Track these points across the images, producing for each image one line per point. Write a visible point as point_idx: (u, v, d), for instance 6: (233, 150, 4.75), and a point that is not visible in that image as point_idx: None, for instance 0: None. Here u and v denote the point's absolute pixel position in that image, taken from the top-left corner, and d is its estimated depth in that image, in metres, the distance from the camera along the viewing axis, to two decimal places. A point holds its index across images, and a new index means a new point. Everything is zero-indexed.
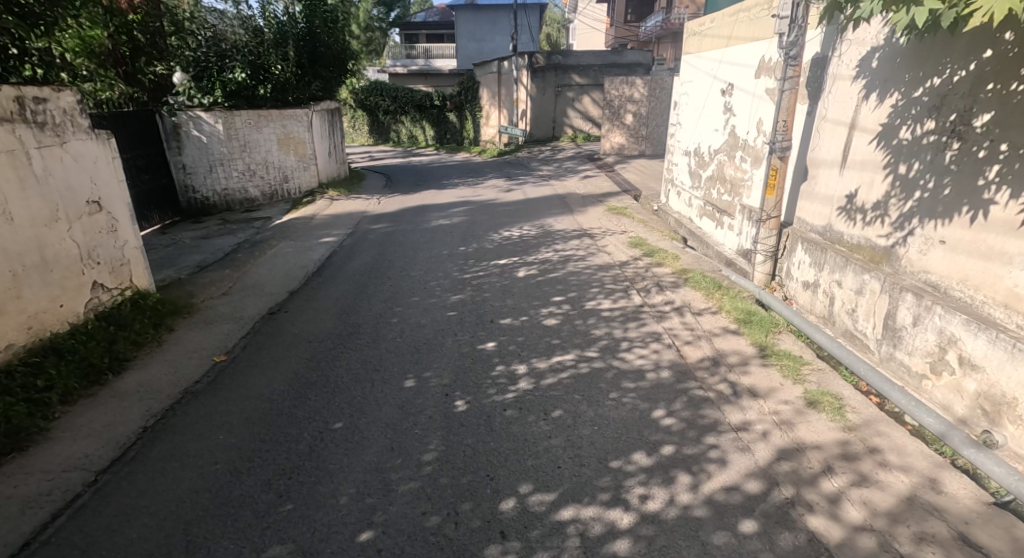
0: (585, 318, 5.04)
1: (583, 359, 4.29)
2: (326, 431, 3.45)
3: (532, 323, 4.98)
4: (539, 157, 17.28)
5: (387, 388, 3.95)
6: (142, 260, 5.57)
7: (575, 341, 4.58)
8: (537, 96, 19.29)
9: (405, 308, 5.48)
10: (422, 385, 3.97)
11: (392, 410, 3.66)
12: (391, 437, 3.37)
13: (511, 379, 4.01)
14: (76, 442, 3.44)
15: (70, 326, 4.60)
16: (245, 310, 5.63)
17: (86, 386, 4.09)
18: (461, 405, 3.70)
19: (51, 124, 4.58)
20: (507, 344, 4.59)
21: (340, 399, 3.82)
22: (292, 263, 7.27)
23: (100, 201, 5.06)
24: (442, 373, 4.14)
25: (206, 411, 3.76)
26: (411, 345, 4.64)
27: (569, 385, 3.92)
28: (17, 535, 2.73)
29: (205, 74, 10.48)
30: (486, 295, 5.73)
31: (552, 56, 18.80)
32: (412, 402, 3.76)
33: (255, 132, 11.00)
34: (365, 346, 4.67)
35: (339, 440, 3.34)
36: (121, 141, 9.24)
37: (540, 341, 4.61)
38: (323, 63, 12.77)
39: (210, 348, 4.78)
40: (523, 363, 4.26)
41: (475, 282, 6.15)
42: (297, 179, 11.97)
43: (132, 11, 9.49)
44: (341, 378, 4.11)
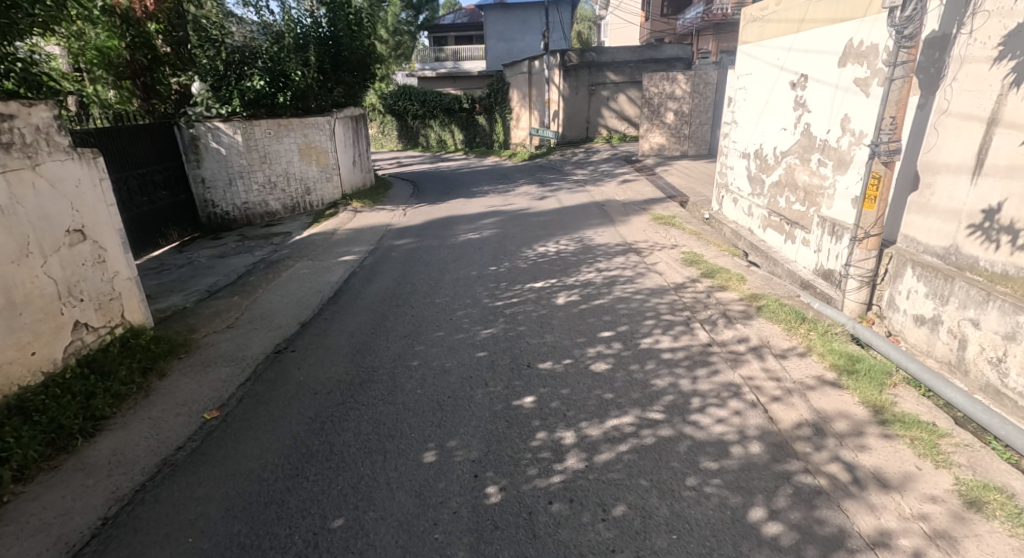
0: (642, 361, 4.17)
1: (645, 424, 3.43)
2: (322, 532, 2.82)
3: (579, 369, 4.12)
4: (572, 160, 16.41)
5: (402, 465, 3.24)
6: (136, 291, 5.03)
7: (633, 397, 3.71)
8: (569, 96, 18.43)
9: (427, 347, 4.70)
10: (445, 461, 3.23)
11: (406, 500, 2.97)
12: (402, 545, 2.71)
13: (556, 453, 3.23)
14: (20, 542, 2.90)
15: (44, 378, 4.06)
16: (248, 349, 4.95)
17: (50, 455, 3.52)
18: (493, 494, 2.96)
19: (20, 143, 4.04)
20: (549, 400, 3.75)
21: (342, 481, 3.16)
22: (307, 287, 6.60)
23: (83, 229, 4.52)
24: (471, 443, 3.37)
25: (181, 496, 3.17)
26: (433, 399, 3.87)
27: (632, 464, 3.09)
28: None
29: (223, 84, 9.85)
30: (521, 328, 4.91)
31: (585, 54, 17.90)
32: (432, 488, 3.04)
33: (275, 142, 10.44)
34: (379, 398, 3.95)
35: (336, 550, 2.72)
36: (141, 155, 8.80)
37: (588, 396, 3.76)
38: (346, 68, 12.16)
39: (200, 401, 4.13)
40: (571, 428, 3.43)
41: (508, 311, 5.34)
42: (319, 191, 11.40)
43: (150, 20, 9.03)
44: (348, 447, 3.43)
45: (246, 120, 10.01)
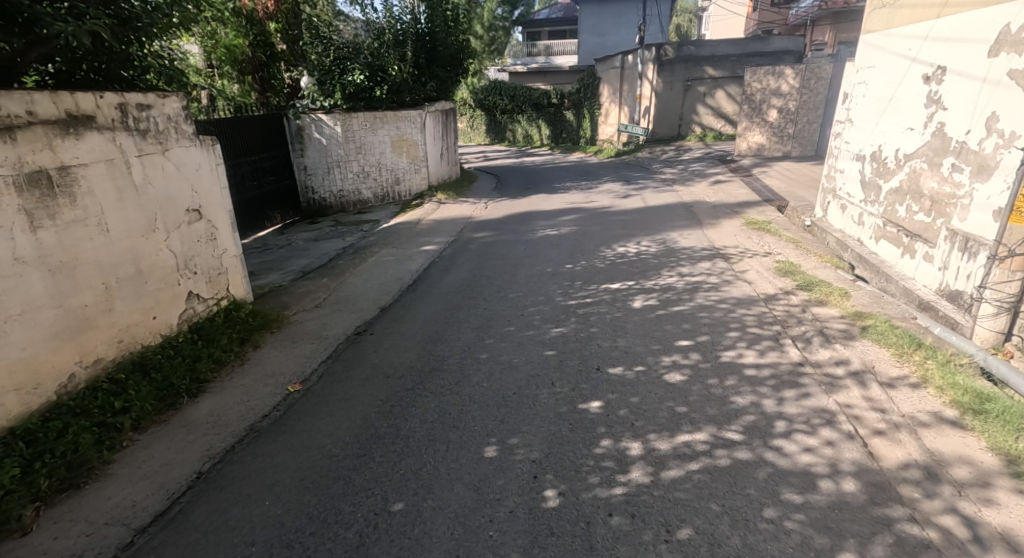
0: (722, 376, 3.85)
1: (721, 443, 3.15)
2: (383, 514, 2.81)
3: (652, 378, 3.87)
4: (661, 158, 15.82)
5: (464, 457, 3.17)
6: (240, 269, 5.44)
7: (709, 413, 3.43)
8: (663, 91, 17.82)
9: (496, 341, 4.63)
10: (506, 458, 3.13)
11: (466, 492, 2.90)
12: (457, 538, 2.64)
13: (619, 464, 3.03)
14: (130, 485, 3.15)
15: (162, 340, 4.46)
16: (331, 329, 5.12)
17: (161, 410, 3.85)
18: (551, 498, 2.83)
19: (154, 131, 4.43)
20: (616, 407, 3.55)
21: (406, 466, 3.14)
22: (388, 274, 6.73)
23: (200, 209, 4.91)
24: (533, 442, 3.26)
25: (261, 461, 3.29)
26: (498, 393, 3.80)
27: (702, 485, 2.84)
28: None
29: (327, 78, 10.15)
30: (593, 330, 4.71)
31: (682, 47, 17.22)
32: (491, 483, 2.95)
33: (370, 133, 10.79)
34: (448, 387, 3.92)
35: (395, 533, 2.69)
36: (253, 143, 9.32)
37: (659, 408, 3.51)
38: (440, 63, 12.30)
39: (286, 373, 4.31)
40: (638, 440, 3.22)
41: (580, 311, 5.15)
42: (407, 182, 11.68)
43: (270, 20, 9.72)
44: (414, 433, 3.42)
45: (345, 112, 10.38)
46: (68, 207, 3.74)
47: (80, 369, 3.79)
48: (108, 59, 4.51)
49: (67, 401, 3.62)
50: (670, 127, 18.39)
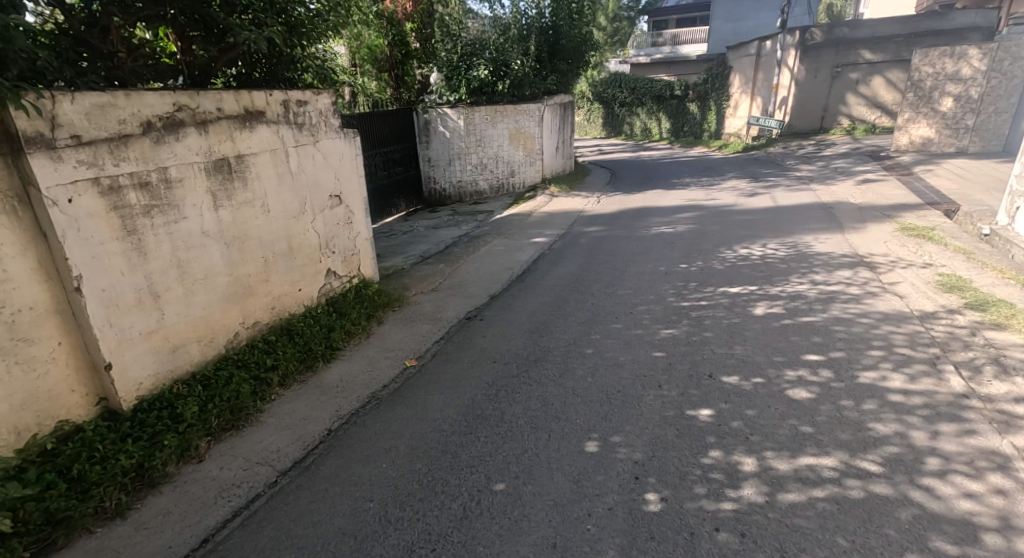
0: (857, 399, 3.61)
1: (851, 473, 2.98)
2: (486, 491, 3.00)
3: (771, 392, 3.72)
4: (801, 153, 14.76)
5: (565, 449, 3.28)
6: (370, 250, 5.96)
7: (839, 437, 3.25)
8: (806, 79, 16.67)
9: (603, 337, 4.68)
10: (607, 455, 3.20)
11: (564, 482, 3.02)
12: (554, 526, 2.76)
13: (729, 479, 2.98)
14: (275, 432, 3.62)
15: (304, 310, 5.05)
16: (445, 312, 5.46)
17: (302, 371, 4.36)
18: (653, 502, 2.86)
19: (308, 124, 4.97)
20: (729, 418, 3.47)
21: (508, 449, 3.31)
22: (500, 263, 6.99)
23: (340, 195, 5.44)
24: (636, 443, 3.29)
25: (381, 427, 3.64)
26: (603, 389, 3.86)
27: (826, 515, 2.73)
28: (201, 530, 2.89)
29: (455, 74, 10.65)
30: (707, 335, 4.60)
31: (833, 30, 15.90)
32: (591, 478, 3.04)
33: (490, 127, 11.18)
34: (553, 378, 4.05)
35: (497, 511, 2.86)
36: (388, 136, 9.98)
37: (780, 425, 3.38)
38: (561, 57, 12.38)
39: (406, 349, 4.69)
40: (752, 455, 3.14)
41: (694, 314, 5.04)
42: (522, 174, 11.98)
43: (407, 20, 10.11)
44: (518, 417, 3.59)
45: (468, 107, 10.81)
46: (240, 190, 4.33)
47: (241, 328, 4.43)
48: (277, 61, 5.12)
49: (232, 355, 4.27)
50: (812, 120, 17.11)
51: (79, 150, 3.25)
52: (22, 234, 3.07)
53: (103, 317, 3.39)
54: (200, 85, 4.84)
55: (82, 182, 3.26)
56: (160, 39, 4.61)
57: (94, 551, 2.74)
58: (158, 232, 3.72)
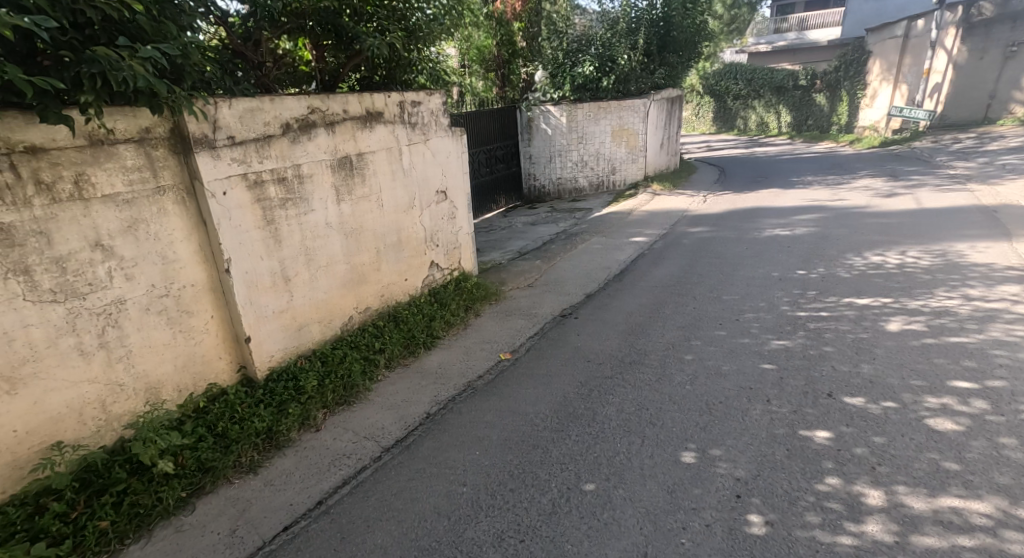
0: (1018, 436, 3.27)
1: (1003, 520, 2.73)
2: (576, 491, 3.09)
3: (906, 419, 3.47)
4: (955, 148, 13.32)
5: (659, 457, 3.29)
6: (471, 244, 6.24)
7: (993, 480, 2.97)
8: (968, 63, 15.59)
9: (704, 344, 4.59)
10: (704, 468, 3.18)
11: (657, 491, 3.04)
12: (646, 534, 2.79)
13: (850, 511, 2.84)
14: (379, 410, 3.93)
15: (408, 299, 5.41)
16: (540, 308, 5.60)
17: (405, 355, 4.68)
18: (756, 524, 2.80)
19: (421, 123, 5.29)
20: (852, 443, 3.30)
21: (599, 451, 3.38)
22: (597, 262, 7.02)
23: (446, 191, 5.74)
24: (738, 459, 3.23)
25: (475, 416, 3.83)
26: (702, 399, 3.81)
27: None
28: (316, 492, 3.18)
29: (559, 71, 10.95)
30: (827, 350, 4.35)
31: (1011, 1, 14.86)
32: (686, 490, 3.03)
33: (594, 124, 11.22)
34: (647, 382, 4.05)
35: (587, 511, 2.94)
36: (492, 133, 10.23)
37: (914, 458, 3.15)
38: (672, 49, 12.03)
39: (501, 342, 4.89)
40: (880, 488, 2.96)
41: (812, 326, 4.78)
42: (623, 171, 11.89)
43: (516, 19, 10.28)
44: (610, 420, 3.65)
45: (571, 104, 10.97)
46: (359, 185, 4.72)
47: (354, 313, 4.84)
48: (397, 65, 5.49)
49: (345, 337, 4.68)
50: (975, 108, 15.93)
51: (232, 149, 3.70)
52: (188, 222, 3.56)
53: (245, 296, 3.86)
54: (330, 88, 5.31)
55: (233, 178, 3.71)
56: (298, 48, 5.04)
57: (233, 499, 3.10)
58: (290, 223, 4.16)
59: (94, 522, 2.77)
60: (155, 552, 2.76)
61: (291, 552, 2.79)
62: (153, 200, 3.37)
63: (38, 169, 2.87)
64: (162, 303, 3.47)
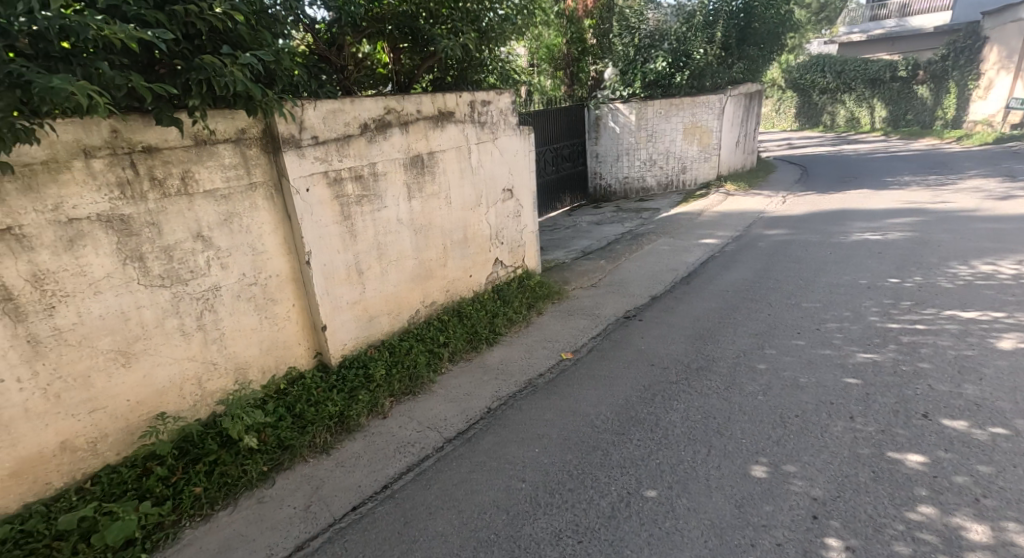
0: None
1: None
2: (636, 496, 3.07)
3: (1016, 448, 3.21)
4: None
5: (727, 469, 3.21)
6: (535, 242, 6.30)
7: None
8: None
9: (779, 353, 4.45)
10: (776, 484, 3.08)
11: (723, 503, 2.97)
12: (711, 548, 2.72)
13: (947, 544, 2.66)
14: (442, 403, 4.06)
15: (473, 295, 5.54)
16: (604, 308, 5.60)
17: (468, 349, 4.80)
18: (836, 549, 2.67)
19: (490, 122, 5.40)
20: (950, 471, 3.09)
21: (661, 457, 3.35)
22: (664, 263, 6.92)
23: (512, 189, 5.84)
24: (815, 478, 3.10)
25: (535, 414, 3.89)
26: (777, 412, 3.69)
27: None
28: (382, 476, 3.33)
29: (630, 68, 10.67)
30: (924, 369, 4.09)
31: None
32: (755, 505, 2.94)
33: (665, 121, 11.05)
34: (714, 391, 3.97)
35: (647, 518, 2.91)
36: (559, 132, 10.22)
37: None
38: (752, 42, 11.64)
39: (562, 342, 4.93)
40: (983, 522, 2.76)
41: (906, 341, 4.51)
42: (695, 170, 11.71)
43: (587, 17, 10.28)
44: (674, 427, 3.60)
45: (642, 101, 10.75)
46: (430, 183, 4.89)
47: (421, 307, 5.02)
48: (469, 65, 5.61)
49: (412, 329, 4.87)
50: None
51: (316, 148, 3.93)
52: (275, 216, 3.83)
53: (323, 287, 4.11)
54: (405, 89, 5.51)
55: (316, 176, 3.95)
56: (377, 51, 5.24)
57: (308, 477, 3.31)
58: (365, 219, 4.37)
59: (190, 487, 3.05)
60: (241, 518, 2.99)
61: (358, 531, 2.94)
62: (246, 195, 3.64)
63: (152, 166, 3.18)
64: (251, 290, 3.75)
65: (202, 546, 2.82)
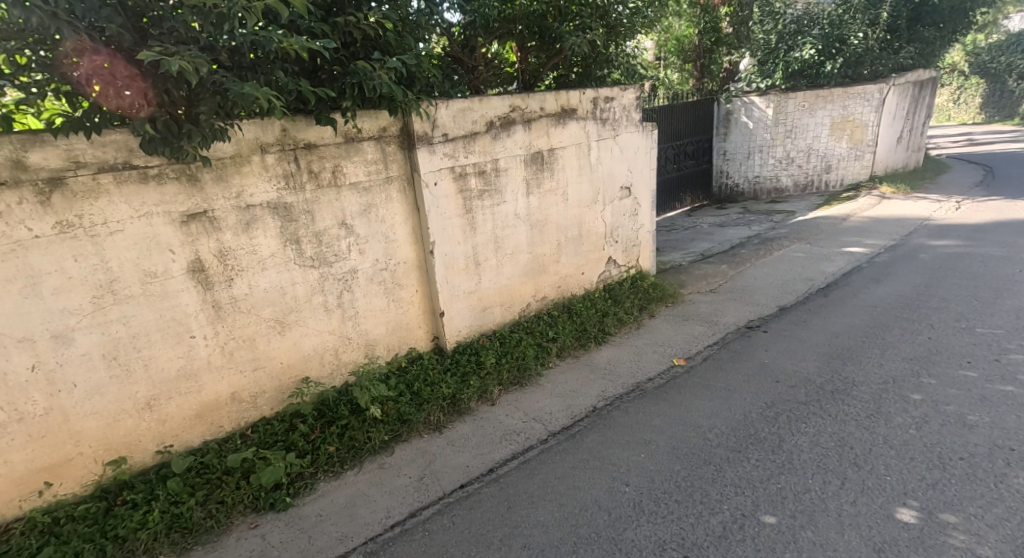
0: None
1: None
2: (752, 519, 2.92)
3: None
4: None
5: (865, 507, 2.92)
6: (651, 242, 6.20)
7: None
8: None
9: (939, 384, 3.98)
10: (928, 531, 2.75)
11: (859, 545, 2.70)
12: None
13: None
14: (548, 397, 4.16)
15: (583, 293, 5.60)
16: (723, 316, 5.39)
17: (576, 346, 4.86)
18: None
19: (612, 119, 5.40)
20: None
21: (784, 482, 3.14)
22: (796, 272, 6.49)
23: (630, 187, 5.79)
24: (983, 534, 2.71)
25: (643, 418, 3.87)
26: (934, 451, 3.30)
27: None
28: (489, 460, 3.50)
29: (771, 56, 10.43)
30: None
31: None
32: (899, 552, 2.64)
33: (807, 115, 10.17)
34: (848, 417, 3.67)
35: (762, 543, 2.76)
36: (684, 128, 9.90)
37: None
38: (927, 21, 10.21)
39: (674, 347, 4.83)
40: None
41: None
42: (842, 170, 10.54)
43: (724, 5, 9.65)
44: (800, 452, 3.37)
45: (782, 94, 10.09)
46: (548, 179, 5.00)
47: (532, 301, 5.16)
48: (594, 62, 5.65)
49: (522, 321, 5.04)
50: None
51: (445, 144, 4.19)
52: (406, 207, 4.14)
53: (443, 276, 4.38)
54: (529, 88, 5.70)
55: (443, 171, 4.21)
56: (505, 52, 5.42)
57: (421, 451, 3.57)
58: (485, 213, 4.58)
59: (324, 445, 3.43)
60: (364, 480, 3.30)
61: (464, 508, 3.12)
62: (383, 188, 3.99)
63: (311, 160, 3.59)
64: (382, 274, 4.10)
65: (332, 499, 3.15)
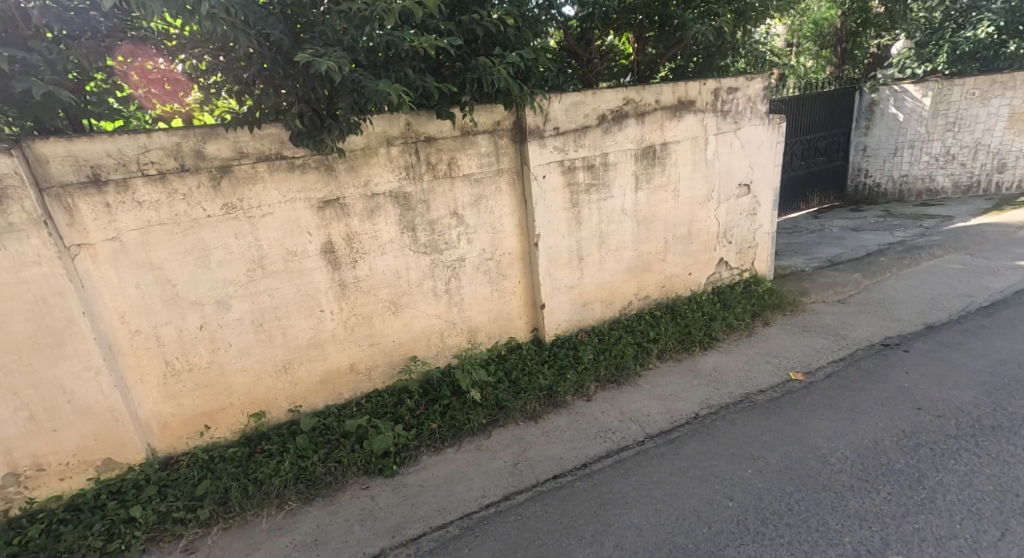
0: None
1: None
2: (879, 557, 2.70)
3: None
4: None
5: None
6: (769, 245, 5.86)
7: None
8: None
9: None
10: None
11: None
12: None
13: None
14: (647, 399, 4.10)
15: (689, 295, 5.44)
16: (851, 330, 4.99)
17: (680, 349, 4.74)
18: None
19: (734, 111, 5.16)
20: None
21: (923, 523, 2.87)
22: (942, 287, 5.83)
23: (750, 184, 5.50)
24: None
25: (753, 431, 3.71)
26: None
27: None
28: (583, 455, 3.54)
29: (936, 36, 8.78)
30: None
31: None
32: None
33: (977, 106, 8.85)
34: (1004, 459, 3.27)
35: None
36: (817, 121, 9.20)
37: None
38: None
39: (791, 359, 4.56)
40: None
41: None
42: (1019, 168, 9.14)
43: None
44: (943, 492, 3.05)
45: (944, 80, 8.83)
46: (660, 175, 4.90)
47: (634, 299, 5.10)
48: (716, 51, 5.42)
49: (623, 319, 5.00)
50: None
51: (556, 138, 4.24)
52: (515, 198, 4.26)
53: (546, 269, 4.45)
54: (643, 80, 5.58)
55: (552, 164, 4.27)
56: (620, 44, 5.35)
57: (517, 438, 3.68)
58: (591, 207, 4.58)
59: (429, 422, 3.65)
60: (463, 458, 3.47)
61: (557, 498, 3.19)
62: (494, 180, 4.12)
63: (430, 153, 3.80)
64: (488, 264, 4.25)
65: (433, 472, 3.35)
